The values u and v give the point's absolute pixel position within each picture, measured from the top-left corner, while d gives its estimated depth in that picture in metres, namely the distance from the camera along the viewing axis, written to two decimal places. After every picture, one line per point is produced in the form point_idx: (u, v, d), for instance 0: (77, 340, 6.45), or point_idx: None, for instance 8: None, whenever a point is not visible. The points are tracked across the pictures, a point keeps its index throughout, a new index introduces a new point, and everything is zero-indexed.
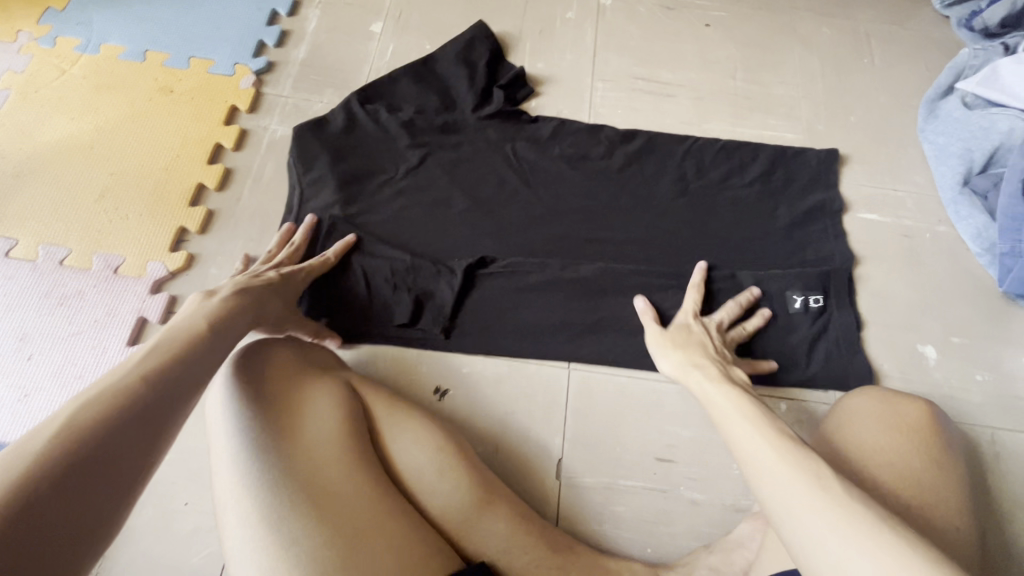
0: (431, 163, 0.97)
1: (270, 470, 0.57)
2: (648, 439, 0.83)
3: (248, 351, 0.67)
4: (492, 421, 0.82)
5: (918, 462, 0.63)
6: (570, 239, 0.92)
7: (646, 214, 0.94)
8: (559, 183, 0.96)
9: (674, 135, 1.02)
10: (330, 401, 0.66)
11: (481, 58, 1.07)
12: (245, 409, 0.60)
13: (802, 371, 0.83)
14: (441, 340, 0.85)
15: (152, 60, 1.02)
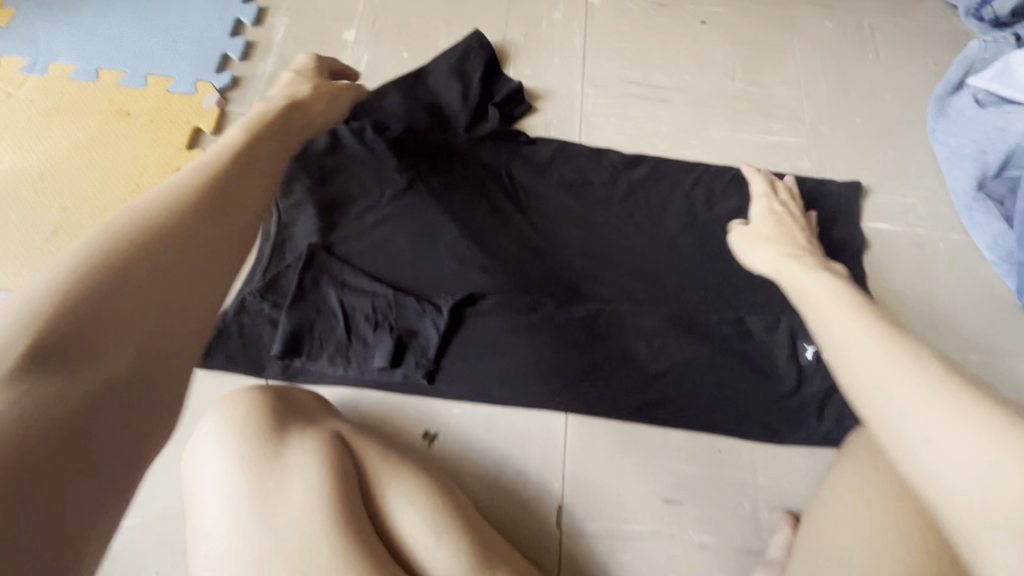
0: (418, 187, 0.91)
1: (252, 539, 0.55)
2: (652, 478, 0.78)
3: (231, 408, 0.65)
4: (486, 465, 0.77)
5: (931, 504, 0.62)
6: (566, 271, 0.87)
7: (650, 255, 0.89)
8: (556, 211, 0.91)
9: (683, 164, 0.97)
10: (310, 453, 0.61)
11: (476, 69, 0.99)
12: (226, 478, 0.59)
13: (811, 429, 0.81)
14: (426, 386, 0.80)
15: (106, 80, 0.94)
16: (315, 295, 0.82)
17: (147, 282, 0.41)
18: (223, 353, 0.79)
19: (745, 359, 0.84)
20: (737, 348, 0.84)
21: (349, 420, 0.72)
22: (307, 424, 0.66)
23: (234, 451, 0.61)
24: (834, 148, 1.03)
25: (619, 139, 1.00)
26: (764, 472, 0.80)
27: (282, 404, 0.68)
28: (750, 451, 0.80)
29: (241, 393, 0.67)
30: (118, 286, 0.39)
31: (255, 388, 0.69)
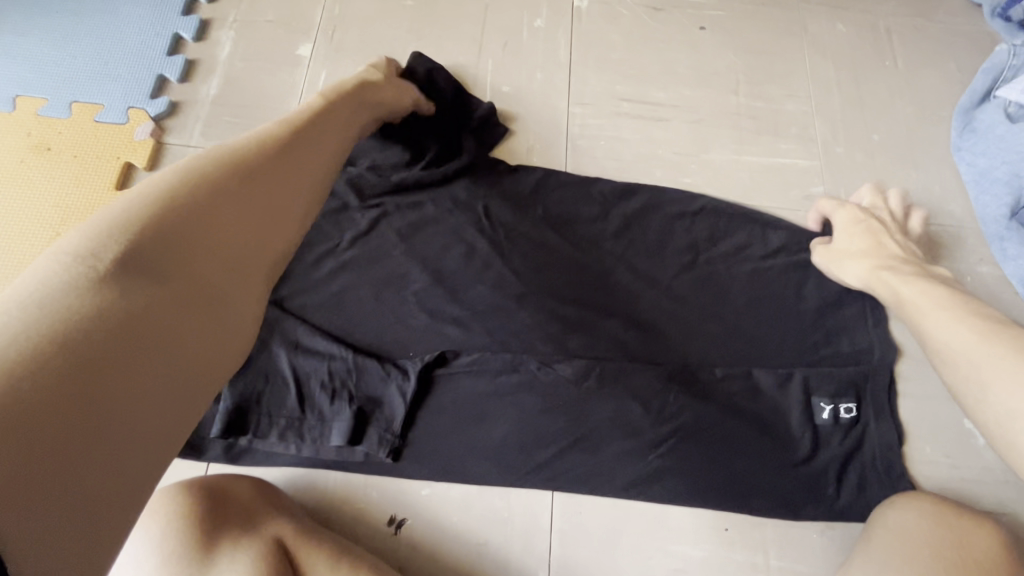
0: (380, 229, 0.80)
1: None
2: (650, 563, 0.69)
3: (148, 521, 0.57)
4: (461, 556, 0.68)
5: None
6: (551, 324, 0.77)
7: (646, 302, 0.79)
8: (540, 252, 0.81)
9: (684, 192, 0.86)
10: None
11: (447, 90, 0.87)
12: None
13: (827, 502, 0.71)
14: (391, 464, 0.70)
15: (24, 109, 0.83)
16: (263, 360, 0.71)
17: (220, 248, 0.41)
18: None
19: (755, 422, 0.74)
20: (746, 411, 0.74)
21: (296, 517, 0.64)
22: (241, 531, 0.59)
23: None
24: (849, 170, 0.92)
25: (610, 164, 0.89)
26: (777, 553, 0.70)
27: (212, 507, 0.60)
28: (760, 527, 0.71)
29: (162, 495, 0.59)
30: (188, 235, 0.39)
31: (181, 486, 0.60)
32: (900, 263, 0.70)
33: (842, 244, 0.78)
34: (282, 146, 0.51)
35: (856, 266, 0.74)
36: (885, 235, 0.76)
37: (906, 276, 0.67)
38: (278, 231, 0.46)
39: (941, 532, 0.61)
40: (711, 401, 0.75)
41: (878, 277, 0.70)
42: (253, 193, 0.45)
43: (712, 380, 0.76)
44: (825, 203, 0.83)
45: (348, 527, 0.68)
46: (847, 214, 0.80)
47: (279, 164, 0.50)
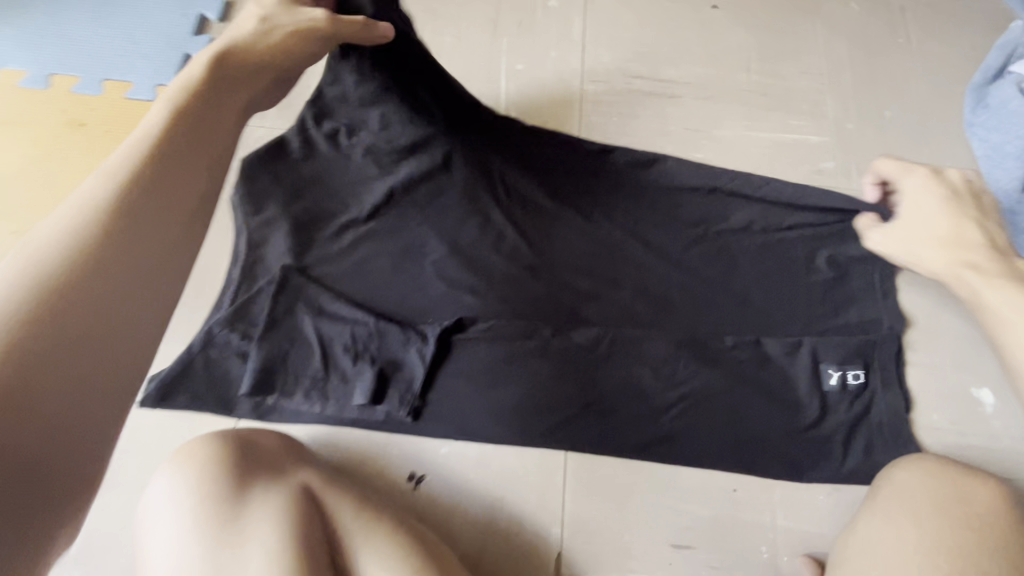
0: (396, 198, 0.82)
1: None
2: (660, 522, 0.71)
3: (189, 461, 0.64)
4: (479, 512, 0.71)
5: (969, 532, 0.58)
6: (565, 292, 0.79)
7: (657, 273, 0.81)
8: (554, 224, 0.83)
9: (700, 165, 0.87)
10: (268, 513, 0.59)
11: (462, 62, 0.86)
12: (185, 540, 0.57)
13: (835, 465, 0.73)
14: (411, 424, 0.73)
15: (59, 86, 0.86)
16: (288, 322, 0.74)
17: (100, 268, 0.32)
18: (188, 390, 0.72)
19: (763, 389, 0.76)
20: (755, 377, 0.76)
21: (323, 470, 0.69)
22: (271, 478, 0.64)
23: (191, 507, 0.59)
24: (860, 146, 0.93)
25: (623, 140, 0.91)
26: (784, 514, 0.72)
27: (247, 457, 0.65)
28: (767, 489, 0.73)
29: (200, 447, 0.65)
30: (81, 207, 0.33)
31: (218, 440, 0.66)
32: (983, 255, 0.66)
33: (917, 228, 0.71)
34: (191, 107, 0.41)
35: (933, 256, 0.69)
36: (963, 209, 0.70)
37: (995, 278, 0.63)
38: (189, 223, 0.37)
39: (942, 487, 0.63)
40: (722, 367, 0.77)
41: (956, 274, 0.67)
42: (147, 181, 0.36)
43: (722, 347, 0.77)
44: (888, 165, 0.75)
45: (369, 482, 0.71)
46: (919, 181, 0.73)
47: (191, 132, 0.39)
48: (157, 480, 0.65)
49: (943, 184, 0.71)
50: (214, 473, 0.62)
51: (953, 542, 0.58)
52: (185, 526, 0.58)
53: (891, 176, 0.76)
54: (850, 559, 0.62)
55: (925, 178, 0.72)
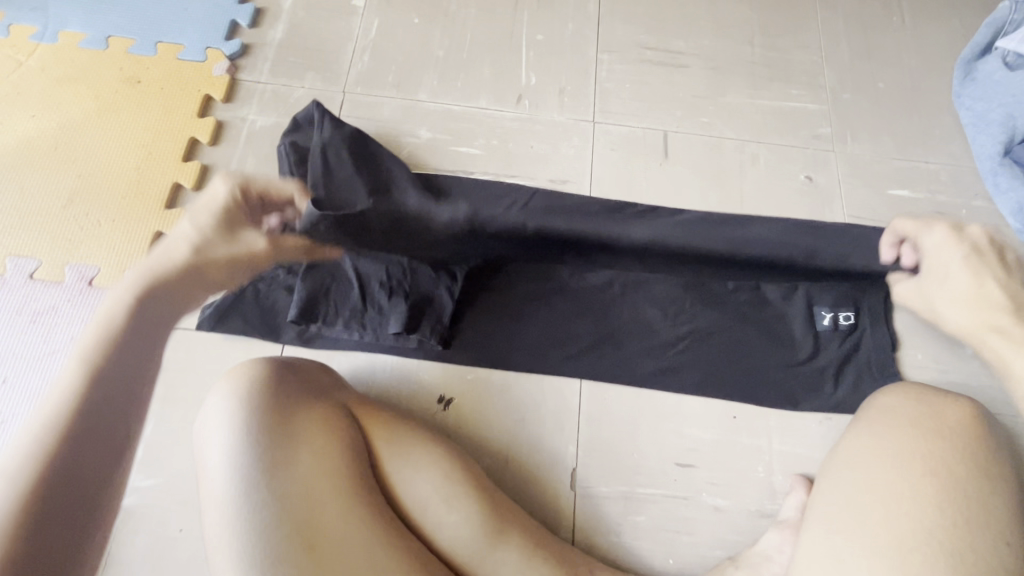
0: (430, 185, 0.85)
1: (268, 496, 0.56)
2: (666, 444, 0.79)
3: (235, 378, 0.65)
4: (501, 432, 0.78)
5: (944, 442, 0.65)
6: None
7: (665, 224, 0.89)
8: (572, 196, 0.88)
9: (722, 272, 0.83)
10: (316, 429, 0.62)
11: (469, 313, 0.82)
12: (237, 444, 0.60)
13: (827, 395, 0.80)
14: (440, 351, 0.81)
15: (116, 47, 0.93)
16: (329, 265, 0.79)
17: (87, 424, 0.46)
18: (240, 317, 0.80)
19: (762, 327, 0.83)
20: (755, 316, 0.83)
21: (357, 395, 0.73)
22: (315, 397, 0.67)
23: (238, 418, 0.62)
24: (855, 114, 1.00)
25: (634, 105, 0.98)
26: (779, 439, 0.79)
27: (291, 379, 0.68)
28: (764, 417, 0.80)
29: (243, 367, 0.67)
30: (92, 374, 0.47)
31: (259, 360, 0.69)
32: (1006, 316, 0.64)
33: (937, 287, 0.71)
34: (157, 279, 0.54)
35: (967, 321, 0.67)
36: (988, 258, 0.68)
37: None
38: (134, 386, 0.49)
39: (919, 404, 0.70)
40: (725, 306, 0.83)
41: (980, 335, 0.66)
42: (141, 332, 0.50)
43: (726, 289, 0.84)
44: (904, 227, 0.74)
45: (402, 402, 0.79)
46: (936, 239, 0.71)
47: (172, 283, 0.55)
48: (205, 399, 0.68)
49: (964, 241, 0.69)
50: (260, 390, 0.64)
51: (930, 450, 0.64)
52: (236, 435, 0.60)
53: (908, 235, 0.74)
54: (839, 470, 0.69)
55: (945, 235, 0.70)
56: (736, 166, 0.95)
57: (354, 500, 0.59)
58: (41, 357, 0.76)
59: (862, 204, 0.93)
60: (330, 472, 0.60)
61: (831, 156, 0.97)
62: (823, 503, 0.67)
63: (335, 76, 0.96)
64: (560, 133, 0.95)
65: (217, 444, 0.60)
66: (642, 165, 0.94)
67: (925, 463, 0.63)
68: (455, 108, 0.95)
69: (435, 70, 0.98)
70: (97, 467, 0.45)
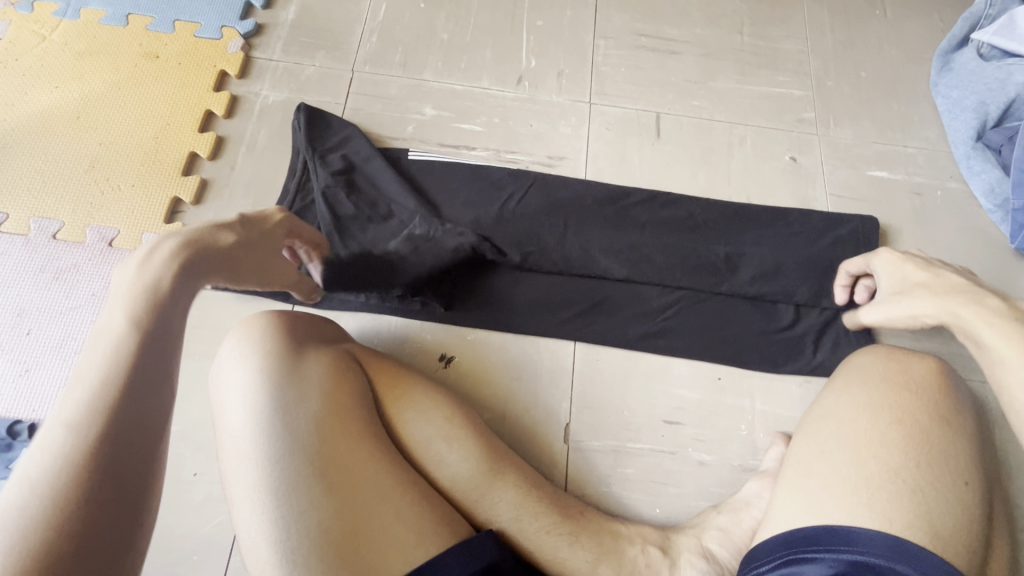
0: (439, 198, 0.90)
1: (282, 428, 0.61)
2: (654, 402, 0.83)
3: (250, 327, 0.70)
4: (499, 389, 0.82)
5: (910, 394, 0.70)
6: (574, 213, 0.91)
7: (655, 197, 0.94)
8: (567, 177, 0.94)
9: (704, 248, 0.89)
10: (326, 371, 0.67)
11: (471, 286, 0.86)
12: (252, 385, 0.64)
13: (806, 359, 0.85)
14: (443, 313, 0.85)
15: (135, 24, 0.98)
16: (342, 237, 0.83)
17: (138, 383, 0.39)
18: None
19: (746, 294, 0.87)
20: (740, 283, 0.87)
21: (364, 348, 0.78)
22: (322, 345, 0.72)
23: (253, 361, 0.66)
24: (839, 100, 1.05)
25: (629, 87, 1.03)
26: (761, 399, 0.84)
27: (300, 330, 0.73)
28: (747, 378, 0.85)
29: (255, 317, 0.72)
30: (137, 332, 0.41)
31: (270, 313, 0.73)
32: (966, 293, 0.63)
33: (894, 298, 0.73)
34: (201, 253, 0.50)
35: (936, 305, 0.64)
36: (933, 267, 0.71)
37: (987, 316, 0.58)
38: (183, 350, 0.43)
39: (892, 361, 0.75)
40: (714, 275, 0.88)
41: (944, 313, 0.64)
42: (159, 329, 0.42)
43: (714, 259, 0.89)
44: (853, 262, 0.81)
45: (405, 357, 0.83)
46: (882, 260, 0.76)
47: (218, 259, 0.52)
48: (220, 350, 0.73)
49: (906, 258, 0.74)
50: (273, 338, 0.69)
51: (897, 401, 0.69)
52: (251, 375, 0.65)
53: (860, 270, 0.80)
54: (817, 421, 0.73)
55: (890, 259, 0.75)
56: (725, 146, 1.00)
57: (361, 433, 0.64)
58: (63, 310, 0.80)
59: (843, 184, 0.99)
60: (339, 408, 0.65)
61: (814, 138, 1.02)
62: (798, 451, 0.72)
63: (345, 55, 1.00)
64: (557, 112, 1.00)
65: (234, 382, 0.65)
66: (635, 143, 0.99)
67: (893, 412, 0.68)
68: (459, 87, 1.00)
69: (439, 52, 1.02)
70: (144, 449, 0.38)
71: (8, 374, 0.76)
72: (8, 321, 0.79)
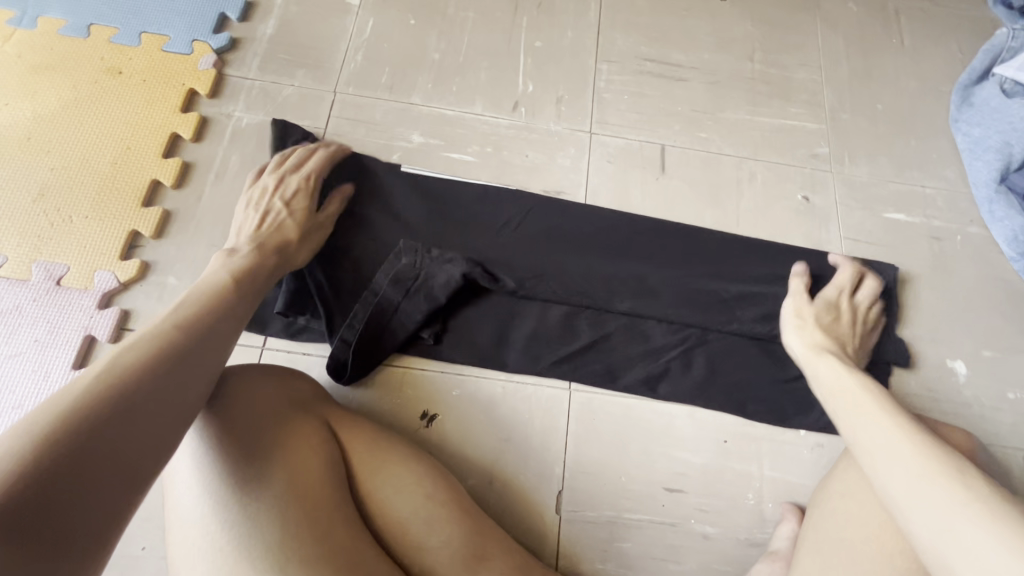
0: (427, 225, 0.82)
1: (237, 520, 0.49)
2: (654, 468, 0.76)
3: None
4: (485, 451, 0.75)
5: None
6: (572, 242, 0.84)
7: (662, 231, 0.87)
8: (568, 205, 0.87)
9: (712, 288, 0.83)
10: (293, 438, 0.56)
11: (465, 316, 0.79)
12: (201, 463, 0.51)
13: (817, 416, 0.79)
14: (432, 346, 0.78)
15: (97, 36, 0.90)
16: (321, 266, 0.77)
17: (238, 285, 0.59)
18: None
19: (757, 339, 0.80)
20: (749, 323, 0.81)
21: (339, 408, 0.67)
22: (292, 407, 0.60)
23: (200, 418, 0.54)
24: (854, 136, 0.99)
25: (632, 117, 0.96)
26: (770, 465, 0.77)
27: (275, 390, 0.60)
28: (756, 441, 0.78)
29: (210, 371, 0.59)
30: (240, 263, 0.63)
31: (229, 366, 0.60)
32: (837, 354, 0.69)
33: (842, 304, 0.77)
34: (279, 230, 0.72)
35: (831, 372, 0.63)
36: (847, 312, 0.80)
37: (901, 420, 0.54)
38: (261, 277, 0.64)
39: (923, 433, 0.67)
40: (723, 314, 0.81)
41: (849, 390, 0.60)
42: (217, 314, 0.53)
43: (723, 298, 0.82)
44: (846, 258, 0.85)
45: (381, 411, 0.75)
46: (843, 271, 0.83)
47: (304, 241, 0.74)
48: None
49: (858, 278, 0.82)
50: (230, 392, 0.56)
51: None
52: (204, 449, 0.52)
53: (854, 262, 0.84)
54: (834, 501, 0.66)
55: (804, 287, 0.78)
56: (733, 183, 0.93)
57: (330, 514, 0.54)
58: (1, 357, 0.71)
59: (858, 226, 0.92)
60: (307, 488, 0.53)
61: (828, 175, 0.96)
62: (814, 536, 0.65)
63: (327, 74, 0.93)
64: (554, 142, 0.93)
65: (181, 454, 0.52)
66: (638, 178, 0.92)
67: None
68: (449, 112, 0.93)
69: (429, 73, 0.95)
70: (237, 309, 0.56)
71: None
72: None
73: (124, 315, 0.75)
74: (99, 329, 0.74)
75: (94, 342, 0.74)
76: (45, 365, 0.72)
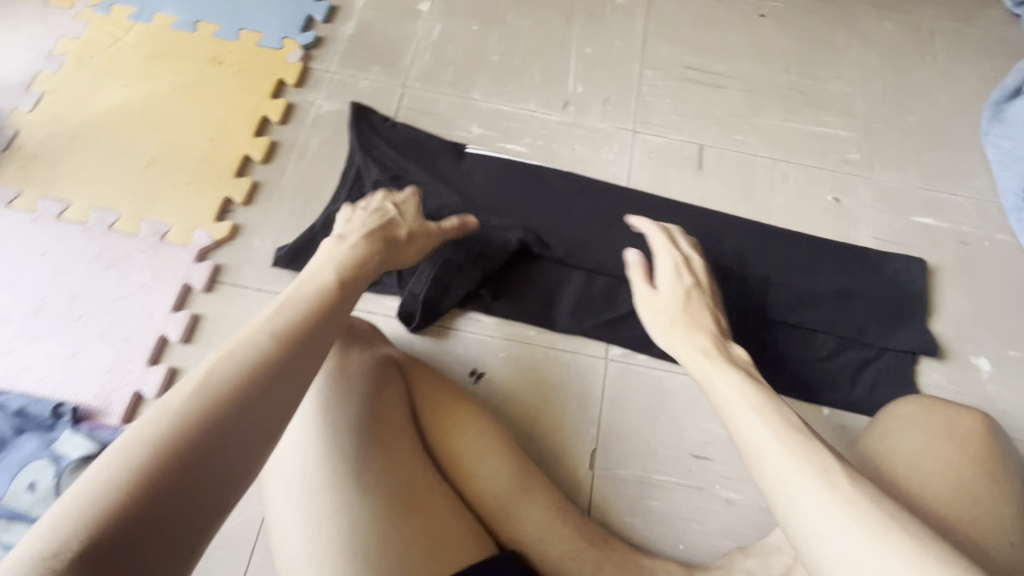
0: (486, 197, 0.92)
1: (328, 428, 0.58)
2: (683, 436, 0.82)
3: None
4: (528, 408, 0.82)
5: (964, 468, 0.63)
6: (616, 222, 0.92)
7: (699, 215, 0.94)
8: (610, 191, 0.95)
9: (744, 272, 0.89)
10: (370, 370, 0.65)
11: (520, 279, 0.87)
12: None
13: (844, 394, 0.83)
14: (488, 305, 0.87)
15: (203, 31, 1.03)
16: None
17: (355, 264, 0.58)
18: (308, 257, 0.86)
19: (785, 319, 0.86)
20: (779, 305, 0.87)
21: (404, 353, 0.76)
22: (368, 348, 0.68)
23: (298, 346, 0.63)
24: (884, 144, 1.05)
25: (672, 118, 1.04)
26: None
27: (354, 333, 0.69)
28: None
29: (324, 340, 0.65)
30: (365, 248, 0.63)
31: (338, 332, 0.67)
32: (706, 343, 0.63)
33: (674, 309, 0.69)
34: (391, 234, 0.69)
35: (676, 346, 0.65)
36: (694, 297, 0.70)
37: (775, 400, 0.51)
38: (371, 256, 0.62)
39: (958, 475, 0.63)
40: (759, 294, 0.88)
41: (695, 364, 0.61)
42: (336, 291, 0.53)
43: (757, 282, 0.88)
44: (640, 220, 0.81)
45: (437, 365, 0.84)
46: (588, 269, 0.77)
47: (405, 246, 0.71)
48: None
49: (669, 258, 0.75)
50: None
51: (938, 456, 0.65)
52: None
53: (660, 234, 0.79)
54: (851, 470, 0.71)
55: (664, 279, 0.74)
56: (766, 183, 0.99)
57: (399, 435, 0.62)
58: (113, 298, 0.82)
59: (887, 228, 0.97)
60: (383, 413, 0.62)
61: (859, 180, 1.01)
62: None
63: (398, 71, 1.03)
64: (600, 138, 1.01)
65: None
66: (677, 174, 0.99)
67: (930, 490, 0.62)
68: (505, 108, 1.02)
69: (489, 73, 1.05)
70: (348, 285, 0.55)
71: (57, 357, 0.79)
72: (61, 304, 0.82)
73: (215, 269, 0.86)
74: (194, 279, 0.84)
75: (190, 290, 0.84)
76: (148, 306, 0.82)
